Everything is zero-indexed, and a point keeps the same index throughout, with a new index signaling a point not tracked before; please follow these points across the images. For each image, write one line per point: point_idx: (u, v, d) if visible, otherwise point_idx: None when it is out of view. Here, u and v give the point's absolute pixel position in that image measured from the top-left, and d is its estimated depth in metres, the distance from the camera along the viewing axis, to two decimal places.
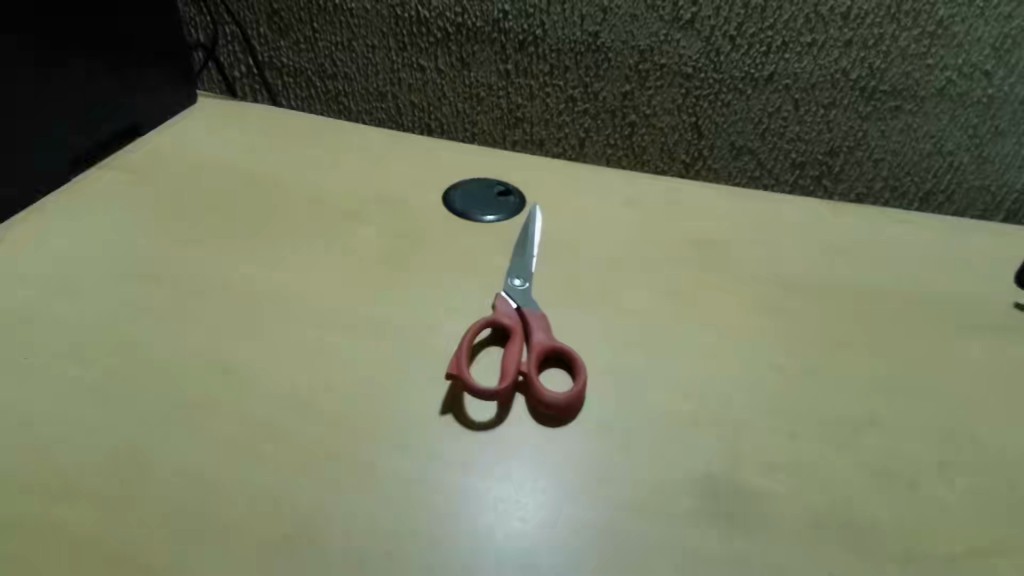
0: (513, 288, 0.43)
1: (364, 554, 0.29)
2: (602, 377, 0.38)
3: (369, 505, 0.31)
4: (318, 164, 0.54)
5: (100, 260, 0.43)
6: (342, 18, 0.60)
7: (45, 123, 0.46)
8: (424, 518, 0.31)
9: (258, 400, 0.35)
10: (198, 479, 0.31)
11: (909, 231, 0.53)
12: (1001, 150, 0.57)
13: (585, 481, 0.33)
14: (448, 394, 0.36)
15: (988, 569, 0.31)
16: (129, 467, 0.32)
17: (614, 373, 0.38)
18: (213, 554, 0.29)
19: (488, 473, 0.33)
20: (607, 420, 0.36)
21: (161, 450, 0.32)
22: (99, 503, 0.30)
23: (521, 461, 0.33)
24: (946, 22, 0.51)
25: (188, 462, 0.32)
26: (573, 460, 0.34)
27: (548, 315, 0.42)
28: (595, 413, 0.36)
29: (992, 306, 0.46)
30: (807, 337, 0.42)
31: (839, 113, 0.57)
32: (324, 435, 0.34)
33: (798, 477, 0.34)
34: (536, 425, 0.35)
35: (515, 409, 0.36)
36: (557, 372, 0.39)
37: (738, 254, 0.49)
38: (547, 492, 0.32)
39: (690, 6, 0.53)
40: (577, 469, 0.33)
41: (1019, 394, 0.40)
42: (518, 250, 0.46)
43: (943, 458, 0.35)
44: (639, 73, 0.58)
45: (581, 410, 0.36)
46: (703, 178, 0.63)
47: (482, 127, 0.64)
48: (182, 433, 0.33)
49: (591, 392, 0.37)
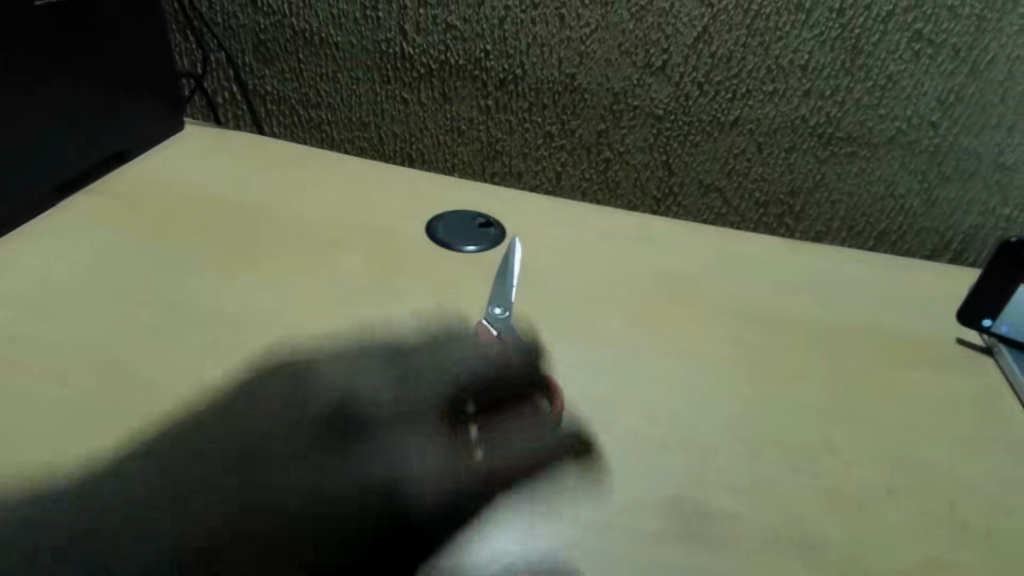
0: (493, 316, 0.44)
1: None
2: (577, 402, 0.40)
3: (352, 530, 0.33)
4: (303, 190, 0.56)
5: (91, 279, 0.44)
6: (327, 51, 0.62)
7: (43, 142, 0.47)
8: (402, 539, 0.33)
9: (251, 423, 0.36)
10: (177, 496, 0.32)
11: (860, 266, 0.56)
12: (951, 196, 0.61)
13: (556, 499, 0.34)
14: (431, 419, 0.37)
15: None
16: (115, 484, 0.32)
17: (590, 399, 0.40)
18: None
19: (470, 500, 0.34)
20: (581, 443, 0.37)
21: (150, 468, 0.33)
22: (82, 520, 0.30)
23: (500, 485, 0.35)
24: (895, 77, 0.55)
25: (169, 480, 0.32)
26: (544, 479, 0.35)
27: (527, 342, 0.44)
28: (570, 436, 0.38)
29: (940, 342, 0.49)
30: (771, 368, 0.44)
31: (799, 157, 0.61)
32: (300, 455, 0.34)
33: (757, 497, 0.36)
34: (517, 445, 0.37)
35: (498, 430, 0.37)
36: (538, 394, 0.40)
37: (706, 287, 0.51)
38: (522, 512, 0.34)
39: (661, 53, 0.57)
40: (550, 487, 0.35)
41: (960, 420, 0.43)
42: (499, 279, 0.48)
43: (890, 480, 0.38)
44: (613, 113, 0.61)
45: (558, 433, 0.37)
46: (673, 213, 0.66)
47: (463, 158, 0.67)
48: (165, 449, 0.34)
49: (566, 417, 0.39)
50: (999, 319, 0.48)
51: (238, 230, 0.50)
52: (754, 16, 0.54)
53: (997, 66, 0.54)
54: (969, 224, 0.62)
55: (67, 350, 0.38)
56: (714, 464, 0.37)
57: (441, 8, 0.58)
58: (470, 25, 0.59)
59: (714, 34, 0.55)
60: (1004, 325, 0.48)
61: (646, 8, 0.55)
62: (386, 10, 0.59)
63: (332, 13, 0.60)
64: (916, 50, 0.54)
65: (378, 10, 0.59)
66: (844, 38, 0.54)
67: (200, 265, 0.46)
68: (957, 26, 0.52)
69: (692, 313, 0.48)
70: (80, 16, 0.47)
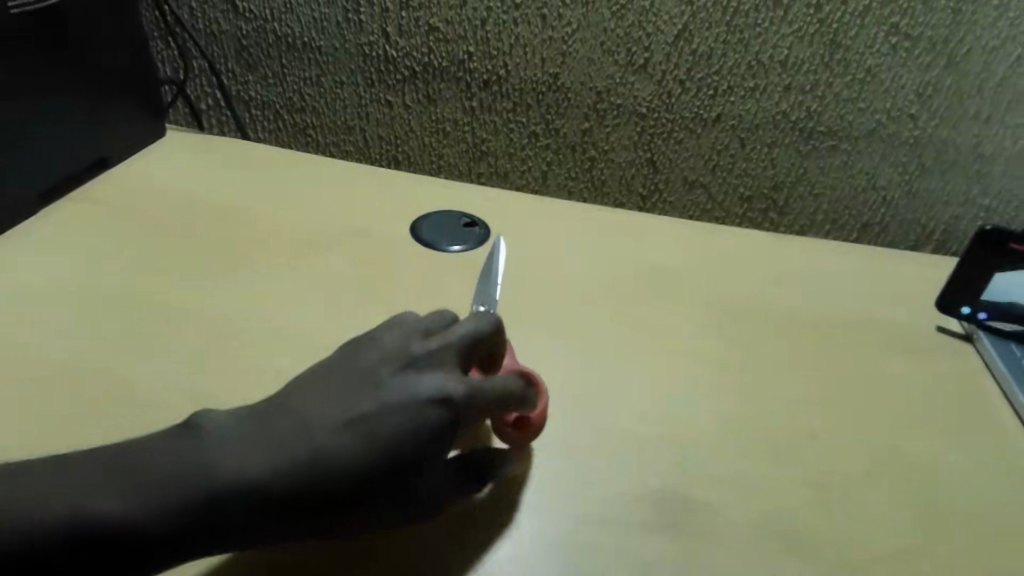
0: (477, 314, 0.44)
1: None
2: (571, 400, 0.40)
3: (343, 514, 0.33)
4: (287, 195, 0.56)
5: (72, 289, 0.43)
6: (310, 55, 0.62)
7: (21, 151, 0.47)
8: None
9: None
10: None
11: (843, 258, 0.57)
12: (931, 187, 0.60)
13: (551, 496, 0.35)
14: None
15: (911, 568, 0.34)
16: None
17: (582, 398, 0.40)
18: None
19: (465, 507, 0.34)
20: (576, 441, 0.38)
21: None
22: None
23: (495, 488, 0.35)
24: (874, 71, 0.56)
25: None
26: (539, 476, 0.36)
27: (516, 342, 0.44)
28: (564, 433, 0.38)
29: (921, 332, 0.49)
30: (755, 361, 0.45)
31: (781, 152, 0.61)
32: None
33: (738, 488, 0.36)
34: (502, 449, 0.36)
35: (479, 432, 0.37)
36: None
37: (692, 282, 0.52)
38: (523, 514, 0.34)
39: (642, 52, 0.57)
40: (545, 484, 0.36)
41: (940, 406, 0.43)
42: (484, 279, 0.47)
43: (871, 467, 0.38)
44: (597, 112, 0.61)
45: (553, 434, 0.38)
46: (659, 211, 0.66)
47: (448, 160, 0.67)
48: None
49: (562, 416, 0.39)
50: (977, 307, 0.48)
51: (221, 236, 0.50)
52: (733, 13, 0.55)
53: (974, 58, 0.54)
54: (949, 214, 0.61)
55: (50, 361, 0.38)
56: (700, 456, 0.38)
57: (423, 11, 0.59)
58: (452, 27, 0.59)
59: (695, 31, 0.56)
60: (983, 313, 0.48)
61: (626, 7, 0.56)
62: (368, 14, 0.59)
63: (315, 17, 0.60)
64: (893, 44, 0.54)
65: (360, 13, 0.59)
66: (822, 33, 0.54)
67: (181, 271, 0.46)
68: (932, 18, 0.53)
69: (677, 309, 0.49)
70: (61, 25, 0.47)
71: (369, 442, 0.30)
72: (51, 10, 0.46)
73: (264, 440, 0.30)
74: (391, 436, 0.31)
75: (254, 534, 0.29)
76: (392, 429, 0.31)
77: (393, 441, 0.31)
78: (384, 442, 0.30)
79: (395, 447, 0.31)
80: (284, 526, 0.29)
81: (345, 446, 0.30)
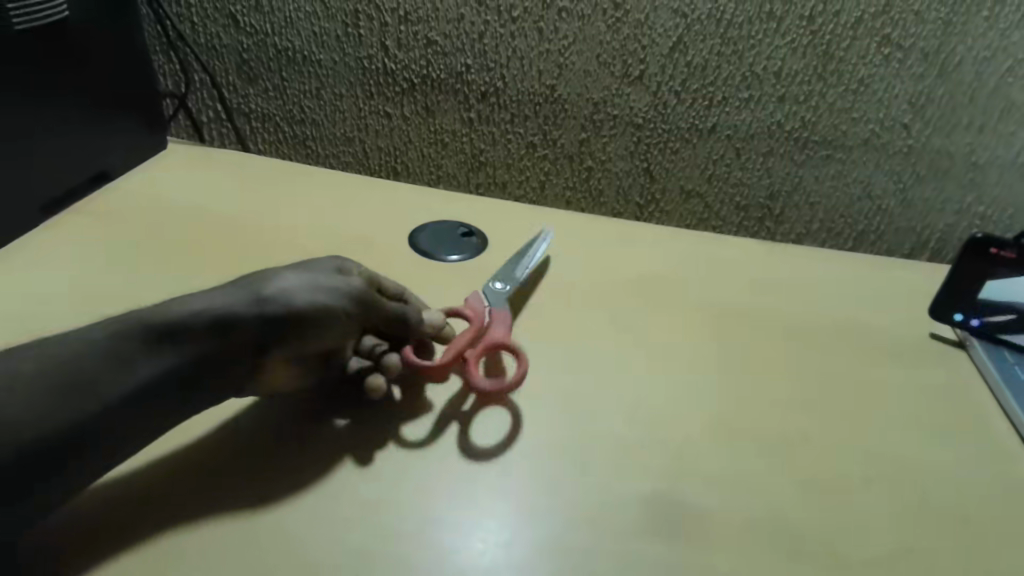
0: (493, 290, 0.46)
1: (219, 521, 0.33)
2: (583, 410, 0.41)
3: (345, 513, 0.34)
4: (286, 204, 0.56)
5: (74, 298, 0.44)
6: (310, 68, 0.63)
7: (26, 164, 0.47)
8: (396, 521, 0.34)
9: (251, 432, 0.37)
10: (173, 483, 0.34)
11: (837, 265, 0.57)
12: (926, 196, 0.61)
13: (558, 504, 0.35)
14: (402, 404, 0.40)
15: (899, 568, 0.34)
16: (117, 491, 0.34)
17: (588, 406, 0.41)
18: (160, 516, 0.33)
19: (472, 511, 0.35)
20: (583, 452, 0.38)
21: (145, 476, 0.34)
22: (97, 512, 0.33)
23: (502, 496, 0.35)
24: (867, 81, 0.56)
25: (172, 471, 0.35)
26: (546, 484, 0.36)
27: (529, 353, 0.44)
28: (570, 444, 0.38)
29: (915, 339, 0.50)
30: (750, 369, 0.45)
31: (776, 161, 0.61)
32: (302, 467, 0.36)
33: (732, 492, 0.37)
34: (461, 459, 0.37)
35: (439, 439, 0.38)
36: (495, 420, 0.39)
37: (683, 290, 0.52)
38: (529, 520, 0.34)
39: (638, 64, 0.58)
40: (552, 491, 0.36)
41: (932, 409, 0.44)
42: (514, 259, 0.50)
43: (865, 472, 0.39)
44: (594, 123, 0.62)
45: (563, 446, 0.38)
46: (656, 220, 0.67)
47: (447, 171, 0.67)
48: (162, 459, 0.35)
49: (572, 426, 0.39)
50: (970, 312, 0.49)
51: (221, 244, 0.51)
52: (726, 26, 0.55)
53: (965, 67, 0.54)
54: (945, 223, 0.62)
55: None
56: (695, 459, 0.38)
57: (422, 25, 0.59)
58: (450, 41, 0.60)
59: (690, 43, 0.57)
60: (975, 319, 0.49)
61: (621, 20, 0.57)
62: (367, 27, 0.60)
63: (315, 32, 0.61)
64: (886, 54, 0.55)
65: (359, 27, 0.60)
66: (816, 45, 0.55)
67: (183, 281, 0.47)
68: (924, 30, 0.53)
69: (674, 317, 0.49)
70: (66, 40, 0.48)
71: (299, 264, 0.38)
72: (55, 26, 0.47)
73: (205, 299, 0.34)
74: (314, 261, 0.39)
75: (211, 348, 0.33)
76: (324, 274, 0.38)
77: (325, 282, 0.37)
78: (317, 280, 0.37)
79: (328, 283, 0.37)
80: (241, 331, 0.34)
81: (276, 273, 0.37)
